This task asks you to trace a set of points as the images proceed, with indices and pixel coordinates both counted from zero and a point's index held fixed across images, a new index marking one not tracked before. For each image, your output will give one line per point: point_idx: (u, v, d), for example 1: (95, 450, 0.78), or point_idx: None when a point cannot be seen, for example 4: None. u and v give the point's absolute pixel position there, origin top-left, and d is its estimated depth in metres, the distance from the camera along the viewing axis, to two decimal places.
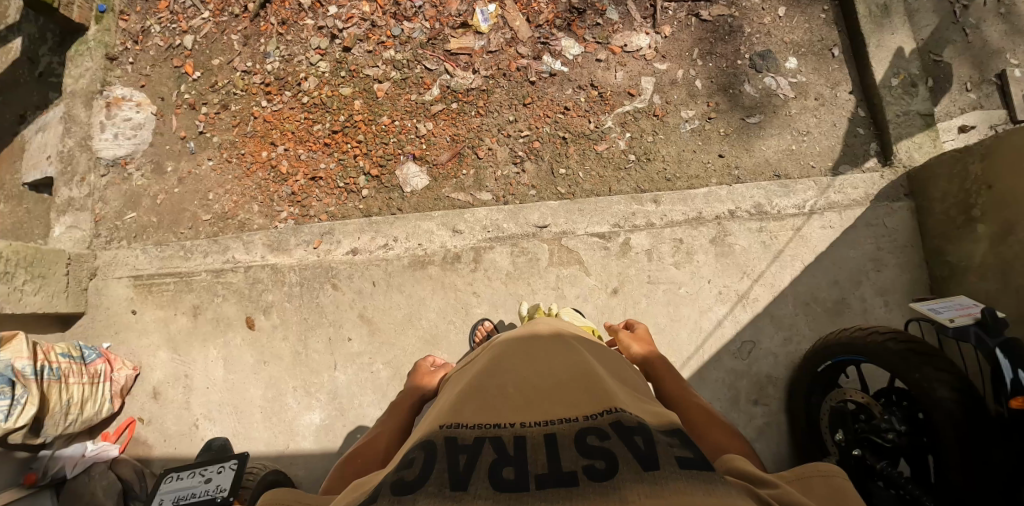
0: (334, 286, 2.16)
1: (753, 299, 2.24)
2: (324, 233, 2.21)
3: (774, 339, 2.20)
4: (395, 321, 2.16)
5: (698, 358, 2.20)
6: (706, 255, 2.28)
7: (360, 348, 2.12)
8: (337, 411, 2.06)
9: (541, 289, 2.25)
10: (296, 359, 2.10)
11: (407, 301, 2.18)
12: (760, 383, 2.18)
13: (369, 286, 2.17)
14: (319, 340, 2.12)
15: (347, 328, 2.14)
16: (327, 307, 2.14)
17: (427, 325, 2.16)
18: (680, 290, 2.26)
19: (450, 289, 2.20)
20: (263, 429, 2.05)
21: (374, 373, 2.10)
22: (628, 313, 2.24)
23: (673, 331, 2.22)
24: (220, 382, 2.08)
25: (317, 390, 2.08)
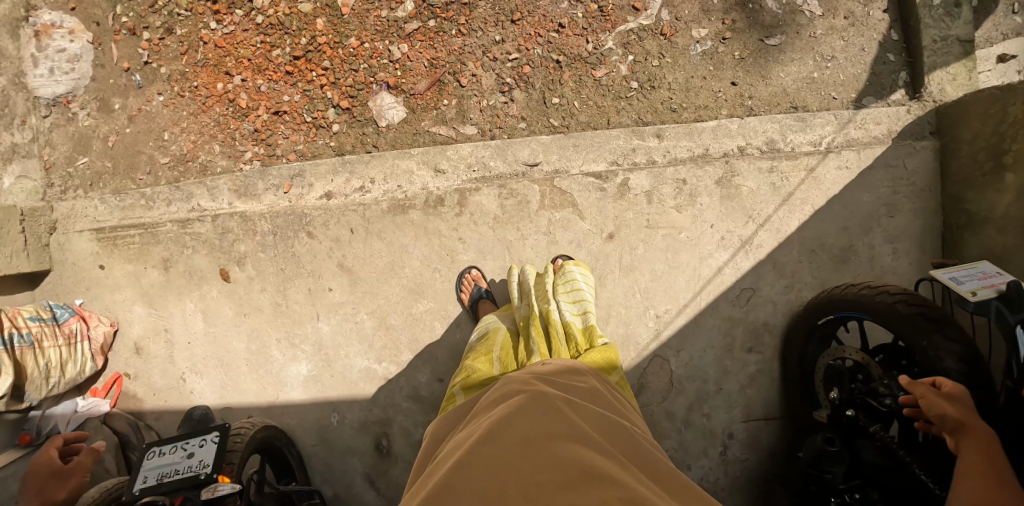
0: (310, 235, 2.03)
1: (757, 245, 2.12)
2: (294, 176, 2.04)
3: (775, 286, 2.12)
4: (379, 271, 2.05)
5: (696, 305, 2.12)
6: (710, 198, 2.12)
7: (344, 300, 2.03)
8: (322, 362, 2.01)
9: (532, 235, 2.12)
10: (277, 311, 2.01)
11: (390, 250, 2.05)
12: (756, 331, 2.13)
13: (349, 234, 2.04)
14: (299, 291, 2.02)
15: (327, 279, 2.03)
16: (305, 257, 2.02)
17: (412, 275, 2.06)
18: (680, 235, 2.13)
19: (435, 236, 2.08)
20: (250, 382, 2.01)
21: (358, 323, 2.03)
22: (624, 260, 2.13)
23: (671, 278, 2.12)
24: (200, 335, 2.01)
25: (301, 341, 2.01)
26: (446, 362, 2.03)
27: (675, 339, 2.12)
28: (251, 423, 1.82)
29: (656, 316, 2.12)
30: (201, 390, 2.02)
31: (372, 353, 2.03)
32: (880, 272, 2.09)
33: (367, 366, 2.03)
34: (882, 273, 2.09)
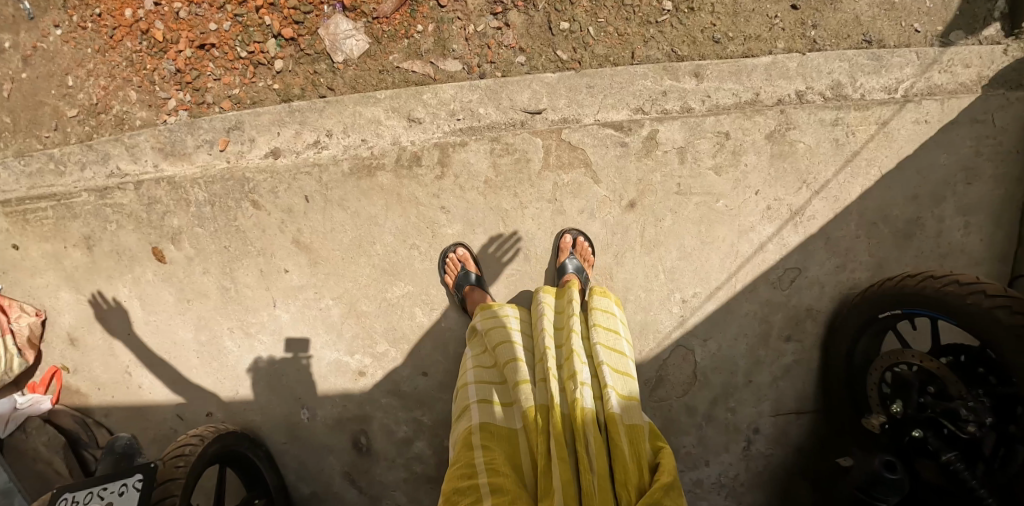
0: (255, 205, 1.67)
1: (809, 217, 1.74)
2: (229, 128, 1.64)
3: (824, 265, 1.76)
4: (344, 246, 1.70)
5: (728, 288, 1.78)
6: (757, 157, 1.72)
7: (304, 283, 1.70)
8: (286, 355, 1.73)
9: (534, 203, 1.74)
10: (226, 297, 1.70)
11: (357, 221, 1.70)
12: (797, 317, 1.80)
13: (306, 205, 1.68)
14: (249, 273, 1.69)
15: (281, 258, 1.69)
16: (252, 232, 1.67)
17: (385, 252, 1.71)
18: (716, 204, 1.74)
19: (412, 204, 1.71)
20: (203, 376, 1.73)
21: (324, 311, 1.71)
22: (647, 234, 1.76)
23: (702, 255, 1.77)
24: (142, 324, 1.71)
25: (257, 330, 1.71)
26: (430, 355, 1.74)
27: (703, 326, 1.79)
28: (206, 431, 1.52)
29: (681, 300, 1.78)
30: (150, 385, 1.74)
31: (342, 345, 1.73)
32: (947, 250, 1.72)
33: (338, 360, 1.73)
34: (948, 251, 1.72)
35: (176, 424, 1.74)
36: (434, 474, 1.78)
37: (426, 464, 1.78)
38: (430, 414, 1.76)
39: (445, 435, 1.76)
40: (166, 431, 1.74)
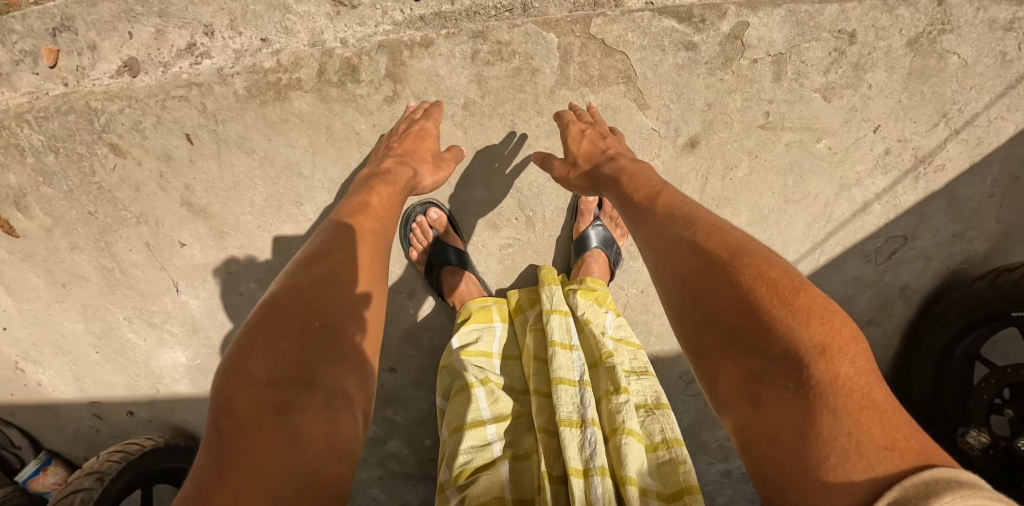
0: (115, 151, 1.25)
1: (937, 169, 1.33)
2: (54, 29, 1.16)
3: (938, 234, 1.39)
4: (255, 208, 1.32)
5: (807, 262, 1.38)
6: (889, 74, 1.25)
7: (209, 262, 1.34)
8: (208, 351, 1.40)
9: (540, 141, 1.29)
10: (111, 282, 1.34)
11: (268, 170, 1.29)
12: (886, 297, 1.44)
13: (189, 148, 1.26)
14: (133, 248, 1.32)
15: (172, 228, 1.31)
16: (122, 192, 1.27)
17: (317, 218, 1.33)
18: (816, 146, 1.28)
19: (350, 144, 1.29)
20: (111, 374, 1.40)
21: (246, 296, 1.37)
22: (709, 190, 1.31)
23: (782, 217, 1.33)
24: (17, 314, 1.34)
25: (163, 320, 1.38)
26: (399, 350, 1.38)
27: None
28: (111, 466, 1.25)
29: None
30: (51, 383, 1.39)
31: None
32: None
33: None
34: None
35: (95, 424, 1.43)
36: (414, 469, 1.48)
37: None
38: (404, 414, 1.47)
39: None
40: (85, 431, 1.43)
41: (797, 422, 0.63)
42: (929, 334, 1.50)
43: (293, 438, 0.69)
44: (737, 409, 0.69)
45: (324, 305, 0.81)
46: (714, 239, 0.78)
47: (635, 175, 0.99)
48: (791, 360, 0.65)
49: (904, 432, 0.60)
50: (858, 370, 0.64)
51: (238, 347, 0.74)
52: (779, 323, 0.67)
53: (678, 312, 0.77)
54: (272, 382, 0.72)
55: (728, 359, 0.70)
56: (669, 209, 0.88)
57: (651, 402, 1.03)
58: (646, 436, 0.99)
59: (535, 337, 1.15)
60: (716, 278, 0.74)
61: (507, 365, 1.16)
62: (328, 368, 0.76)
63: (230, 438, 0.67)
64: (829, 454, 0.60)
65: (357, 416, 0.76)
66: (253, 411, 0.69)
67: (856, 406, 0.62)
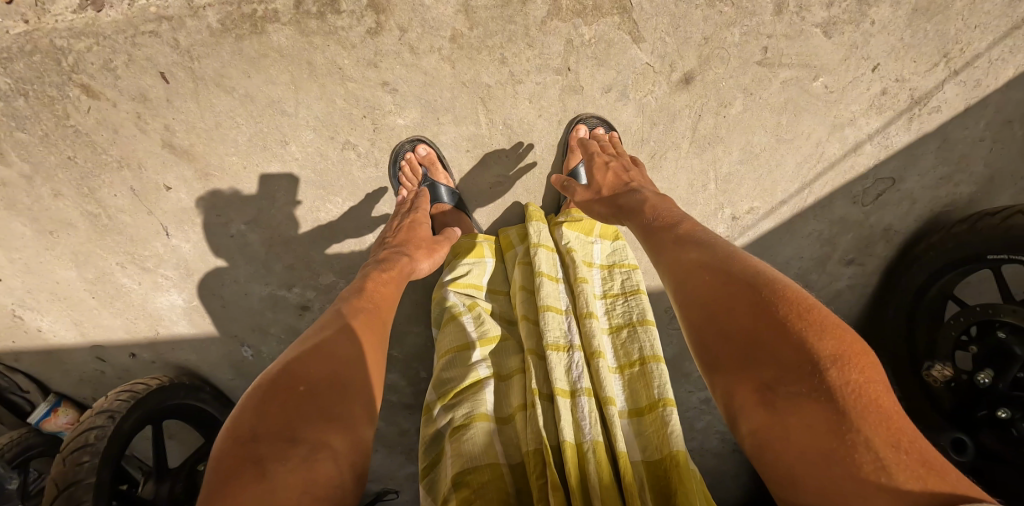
0: (87, 92, 1.22)
1: (933, 110, 1.32)
2: None
3: (925, 176, 1.41)
4: (240, 149, 1.31)
5: (794, 203, 1.40)
6: (894, 10, 1.21)
7: (197, 205, 1.37)
8: (202, 292, 1.49)
9: (530, 77, 1.26)
10: (99, 228, 1.38)
11: (250, 108, 1.27)
12: (869, 238, 1.49)
13: (165, 87, 1.23)
14: (118, 193, 1.34)
15: (156, 171, 1.32)
16: (101, 134, 1.27)
17: (303, 157, 1.33)
18: (813, 84, 1.26)
19: (333, 79, 1.25)
20: (110, 317, 1.51)
21: (238, 239, 1.41)
22: (702, 128, 1.30)
23: (774, 156, 1.34)
24: (8, 263, 1.40)
25: (156, 264, 1.44)
26: None
27: (751, 250, 1.45)
28: (120, 406, 1.46)
29: (732, 218, 1.40)
30: (51, 328, 1.51)
31: (273, 279, 1.46)
32: None
33: (270, 294, 1.48)
34: None
35: (99, 366, 1.58)
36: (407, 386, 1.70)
37: (402, 394, 1.72)
38: (400, 348, 1.64)
39: (419, 367, 1.68)
40: (90, 373, 1.59)
41: (814, 421, 0.73)
42: (907, 274, 1.55)
43: (267, 488, 0.75)
44: (753, 412, 0.78)
45: (311, 367, 0.89)
46: (734, 264, 0.89)
47: (654, 203, 1.08)
48: (808, 369, 0.75)
49: (907, 433, 0.71)
50: (868, 378, 0.74)
51: (235, 410, 0.84)
52: (799, 336, 0.77)
53: (700, 330, 0.87)
54: (255, 438, 0.79)
55: (746, 372, 0.79)
56: (689, 235, 0.98)
57: (635, 321, 1.09)
58: (626, 357, 1.05)
59: (522, 269, 1.21)
60: (736, 296, 0.84)
61: (496, 297, 1.23)
62: (310, 424, 0.83)
63: (213, 493, 0.75)
64: (842, 448, 0.70)
65: (342, 467, 0.81)
66: (235, 464, 0.77)
67: (865, 406, 0.72)
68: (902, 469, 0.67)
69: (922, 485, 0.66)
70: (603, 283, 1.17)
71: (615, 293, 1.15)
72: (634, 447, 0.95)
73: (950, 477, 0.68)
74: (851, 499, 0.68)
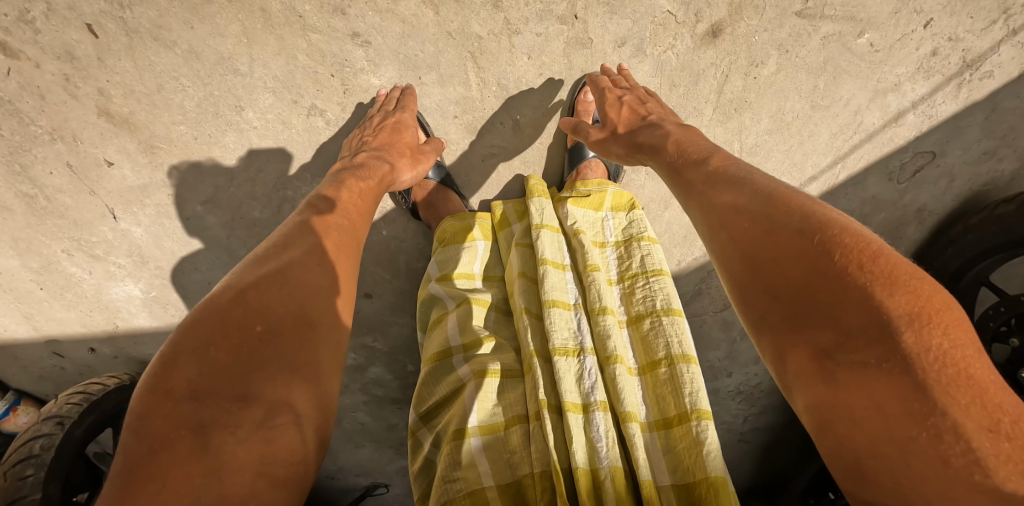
0: (4, 50, 1.02)
1: (986, 75, 1.16)
2: None
3: (968, 150, 1.26)
4: (189, 116, 1.13)
5: (824, 180, 1.26)
6: None
7: (146, 182, 1.19)
8: (160, 282, 1.31)
9: (527, 28, 1.08)
10: (37, 211, 1.20)
11: (196, 67, 1.08)
12: (901, 219, 1.36)
13: (95, 42, 1.05)
14: (53, 170, 1.15)
15: (94, 144, 1.13)
16: (26, 101, 1.07)
17: (263, 125, 1.15)
18: (857, 41, 1.10)
19: (294, 29, 1.07)
20: (62, 310, 1.34)
21: (195, 222, 1.24)
22: (727, 91, 1.14)
23: (806, 126, 1.18)
24: None
25: (104, 251, 1.27)
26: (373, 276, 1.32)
27: None
28: (69, 411, 1.30)
29: None
30: (1, 322, 1.34)
31: (238, 266, 1.30)
32: None
33: None
34: None
35: (58, 362, 1.41)
36: (395, 382, 1.56)
37: (387, 389, 1.58)
38: (385, 339, 1.48)
39: (406, 360, 1.52)
40: (51, 369, 1.42)
41: (884, 399, 0.59)
42: (941, 258, 1.41)
43: (209, 463, 0.63)
44: (806, 386, 0.64)
45: (268, 303, 0.75)
46: (777, 205, 0.74)
47: (677, 137, 0.93)
48: (875, 332, 0.60)
49: (1010, 412, 0.56)
50: (956, 343, 0.59)
51: (166, 351, 0.69)
52: (862, 290, 0.62)
53: (742, 284, 0.73)
54: (195, 396, 0.66)
55: (798, 334, 0.66)
56: (721, 173, 0.82)
57: (660, 309, 0.93)
58: (648, 356, 0.90)
59: (522, 254, 1.05)
60: (783, 243, 0.70)
61: (491, 286, 1.08)
62: (266, 377, 0.70)
63: (139, 461, 0.62)
64: (922, 436, 0.56)
65: (305, 433, 0.70)
66: (169, 430, 0.64)
67: (952, 381, 0.57)
68: (1003, 463, 0.53)
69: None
70: (618, 266, 1.02)
71: (634, 273, 1.00)
72: (660, 467, 0.80)
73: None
74: (936, 500, 0.55)
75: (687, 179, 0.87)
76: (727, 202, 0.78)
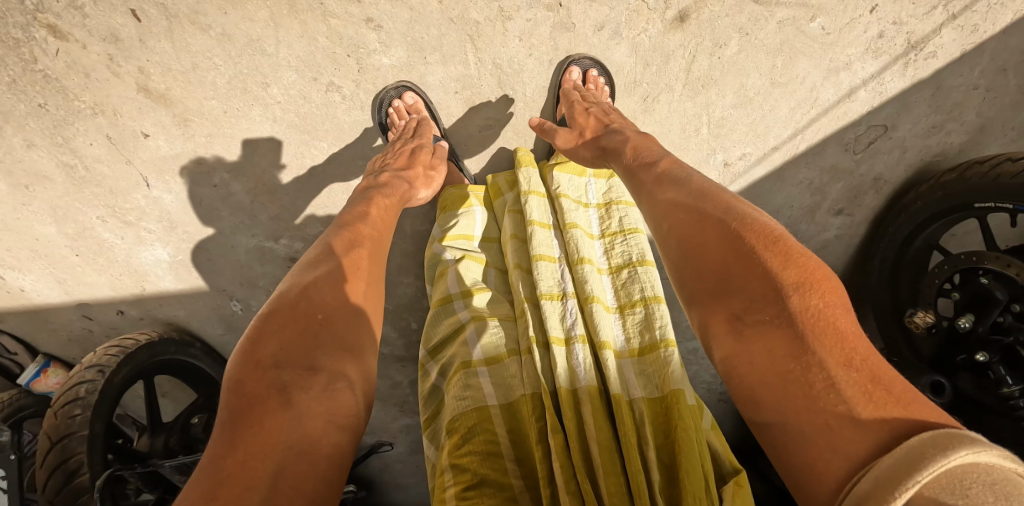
0: (54, 33, 1.16)
1: (931, 56, 1.29)
2: None
3: (918, 124, 1.40)
4: (219, 92, 1.26)
5: (785, 150, 1.41)
6: None
7: (177, 153, 1.32)
8: (189, 245, 1.47)
9: (520, 13, 1.21)
10: (76, 180, 1.33)
11: (228, 48, 1.22)
12: (858, 188, 1.51)
13: (137, 26, 1.17)
14: (93, 142, 1.29)
15: (132, 119, 1.27)
16: (72, 79, 1.20)
17: (286, 99, 1.28)
18: (809, 25, 1.23)
19: (314, 14, 1.19)
20: (94, 275, 1.49)
21: (221, 189, 1.38)
22: (697, 70, 1.28)
23: (768, 101, 1.33)
24: None
25: (138, 216, 1.41)
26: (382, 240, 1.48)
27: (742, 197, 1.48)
28: (109, 361, 1.46)
29: (724, 164, 1.41)
30: (34, 288, 1.49)
31: (260, 230, 1.45)
32: None
33: (258, 245, 1.48)
34: None
35: (86, 324, 1.58)
36: (398, 338, 1.72)
37: (393, 345, 1.74)
38: (391, 298, 1.64)
39: (411, 318, 1.68)
40: (78, 331, 1.59)
41: (774, 346, 0.77)
42: (895, 224, 1.56)
43: (293, 414, 0.82)
44: (720, 341, 0.82)
45: (325, 296, 0.94)
46: (708, 202, 0.93)
47: (636, 144, 1.10)
48: (771, 296, 0.79)
49: (862, 353, 0.74)
50: (828, 303, 0.77)
51: (251, 333, 0.88)
52: (764, 266, 0.81)
53: (677, 266, 0.92)
54: (277, 364, 0.85)
55: (717, 304, 0.84)
56: (667, 174, 1.01)
57: (634, 261, 1.09)
58: (624, 298, 1.06)
59: (514, 217, 1.20)
60: (709, 231, 0.89)
61: (488, 245, 1.23)
62: (326, 354, 0.89)
63: (242, 415, 0.81)
64: (796, 369, 0.74)
65: (357, 394, 0.88)
66: (260, 392, 0.83)
67: (823, 330, 0.75)
68: (851, 385, 0.71)
69: (871, 403, 0.69)
70: (599, 223, 1.18)
71: (613, 231, 1.15)
72: (635, 385, 0.96)
73: (899, 391, 0.71)
74: (805, 414, 0.73)
75: (633, 182, 1.05)
76: (668, 200, 0.97)
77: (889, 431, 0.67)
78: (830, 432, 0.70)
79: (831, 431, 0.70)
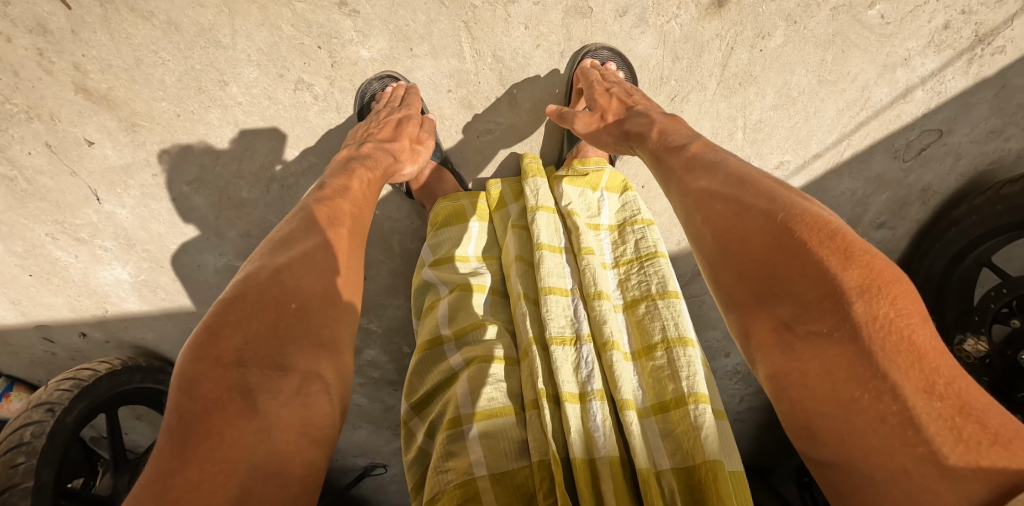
0: None
1: (997, 50, 1.12)
2: None
3: (976, 128, 1.22)
4: (170, 92, 1.08)
5: (829, 156, 1.23)
6: None
7: (130, 162, 1.14)
8: (149, 265, 1.29)
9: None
10: (17, 193, 1.15)
11: (175, 39, 1.04)
12: (905, 199, 1.33)
13: (69, 14, 1.00)
14: (32, 150, 1.10)
15: (73, 123, 1.09)
16: (0, 78, 1.02)
17: (248, 100, 1.11)
18: (867, 13, 1.06)
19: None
20: (50, 295, 1.30)
21: (182, 203, 1.20)
22: (732, 65, 1.10)
23: (813, 101, 1.15)
24: None
25: (88, 234, 1.23)
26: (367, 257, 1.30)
27: None
28: (60, 398, 1.25)
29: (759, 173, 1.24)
30: None
31: (227, 249, 1.27)
32: None
33: (227, 265, 1.30)
34: None
35: (48, 348, 1.39)
36: (389, 365, 1.54)
37: (384, 371, 1.56)
38: (380, 321, 1.46)
39: (402, 342, 1.50)
40: (40, 355, 1.40)
41: (834, 366, 0.58)
42: (944, 238, 1.39)
43: (259, 425, 0.64)
44: (765, 355, 0.64)
45: (301, 281, 0.76)
46: (745, 187, 0.74)
47: (663, 126, 0.92)
48: (829, 303, 0.60)
49: (945, 374, 0.56)
50: (901, 310, 0.59)
51: (208, 321, 0.69)
52: (818, 264, 0.62)
53: (709, 262, 0.73)
54: (241, 362, 0.66)
55: (760, 309, 0.65)
56: (698, 157, 0.83)
57: (654, 294, 0.91)
58: (643, 340, 0.88)
59: (518, 235, 1.03)
60: (746, 221, 0.70)
61: (489, 267, 1.05)
62: (300, 349, 0.71)
63: (192, 425, 0.62)
64: (863, 398, 0.56)
65: (335, 399, 0.71)
66: (218, 395, 0.64)
67: (896, 347, 0.57)
68: (933, 420, 0.53)
69: (960, 443, 0.52)
70: (612, 250, 1.00)
71: (629, 259, 0.98)
72: (661, 452, 0.78)
73: (995, 424, 0.53)
74: (878, 456, 0.55)
75: (661, 168, 0.87)
76: (699, 187, 0.78)
77: (994, 488, 0.50)
78: (910, 482, 0.53)
79: (909, 480, 0.53)
